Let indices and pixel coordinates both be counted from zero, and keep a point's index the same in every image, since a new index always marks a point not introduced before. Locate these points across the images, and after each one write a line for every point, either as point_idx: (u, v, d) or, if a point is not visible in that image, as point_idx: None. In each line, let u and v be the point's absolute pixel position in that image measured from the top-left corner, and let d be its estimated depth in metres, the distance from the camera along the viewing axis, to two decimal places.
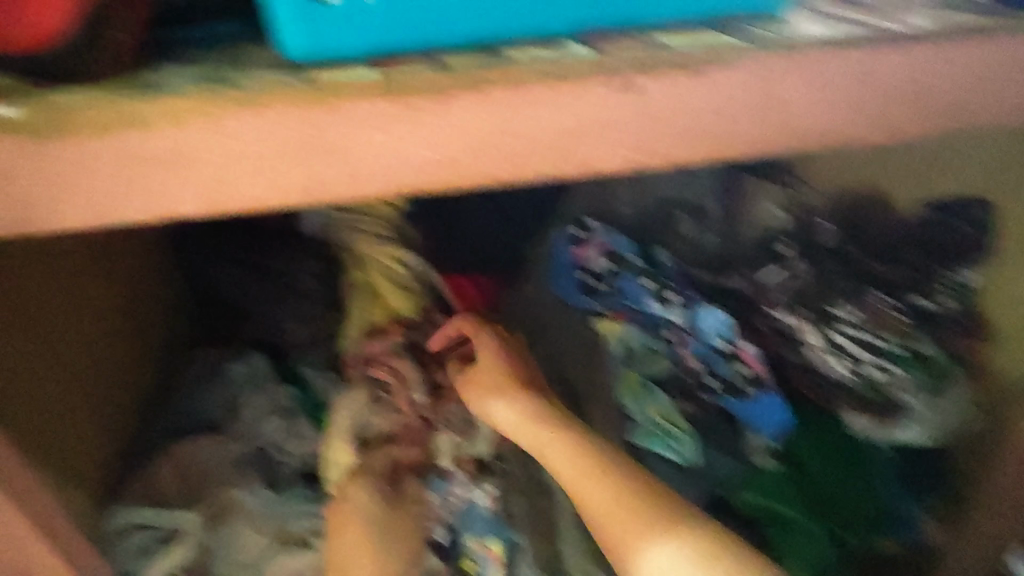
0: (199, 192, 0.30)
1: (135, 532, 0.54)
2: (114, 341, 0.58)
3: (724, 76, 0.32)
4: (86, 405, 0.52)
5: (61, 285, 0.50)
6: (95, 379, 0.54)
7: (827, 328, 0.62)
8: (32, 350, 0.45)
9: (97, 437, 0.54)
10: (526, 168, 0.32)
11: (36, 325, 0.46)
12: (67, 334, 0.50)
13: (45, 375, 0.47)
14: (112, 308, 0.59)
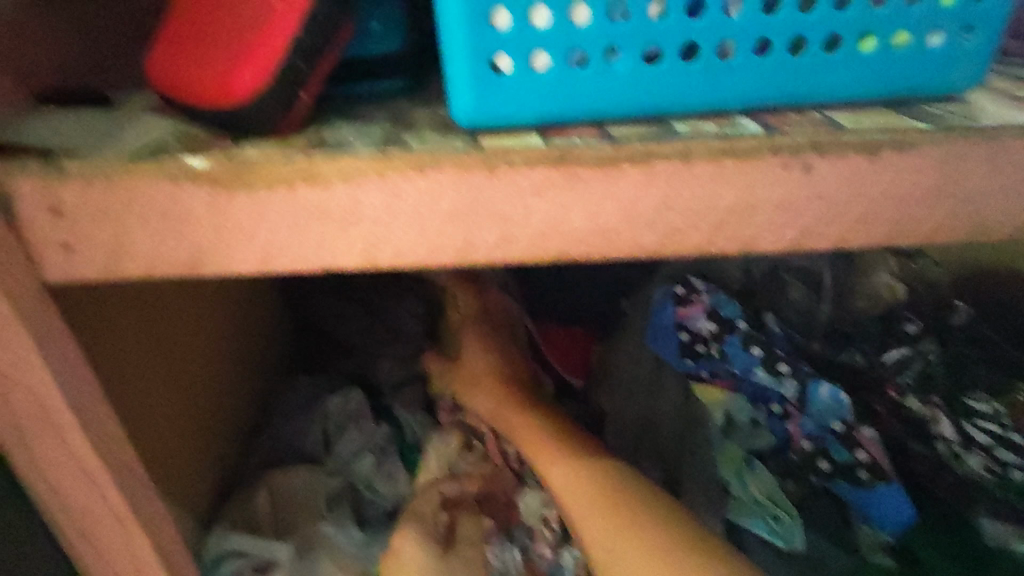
0: (358, 246, 0.30)
1: (227, 558, 0.53)
2: (231, 366, 0.60)
3: (908, 159, 0.30)
4: (205, 429, 0.54)
5: (191, 310, 0.52)
6: (214, 402, 0.56)
7: (962, 421, 0.57)
8: (165, 374, 0.47)
9: (211, 460, 0.55)
10: (683, 242, 0.31)
11: (170, 350, 0.48)
12: (195, 358, 0.53)
13: (175, 398, 0.48)
14: (232, 334, 0.61)
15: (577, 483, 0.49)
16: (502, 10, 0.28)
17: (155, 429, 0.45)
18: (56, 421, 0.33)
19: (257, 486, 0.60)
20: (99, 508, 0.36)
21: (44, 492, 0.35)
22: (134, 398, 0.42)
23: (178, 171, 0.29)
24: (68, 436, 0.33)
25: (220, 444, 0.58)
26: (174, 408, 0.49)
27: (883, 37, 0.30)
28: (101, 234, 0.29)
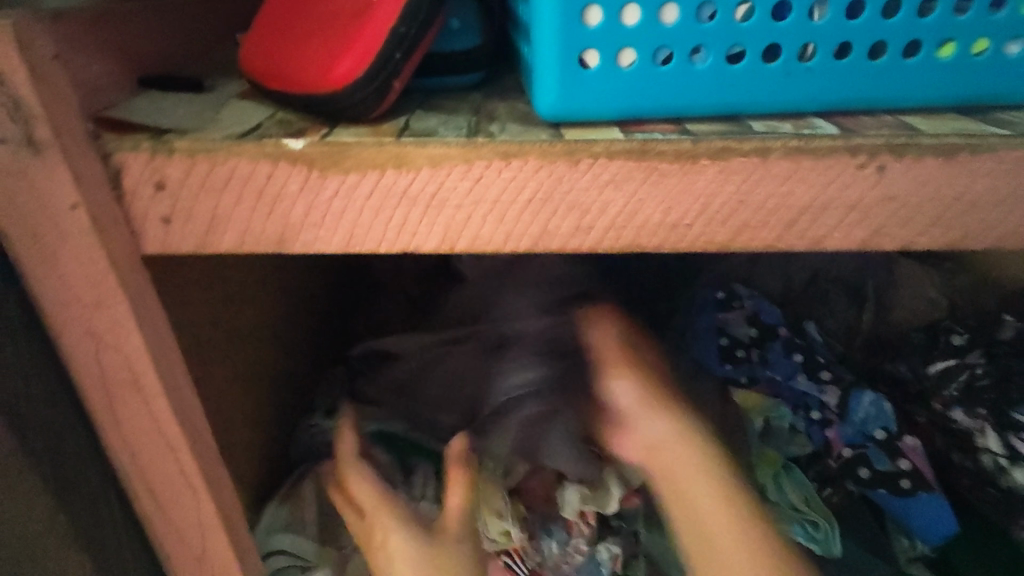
0: (439, 230, 0.31)
1: (273, 556, 0.52)
2: (285, 347, 0.62)
3: (982, 164, 0.30)
4: (262, 405, 0.55)
5: (254, 289, 0.54)
6: (270, 381, 0.57)
7: (1012, 435, 0.54)
8: (231, 351, 0.49)
9: (266, 438, 0.57)
10: (754, 237, 0.32)
11: (237, 327, 0.50)
12: (255, 335, 0.54)
13: (239, 373, 0.50)
14: (286, 316, 0.62)
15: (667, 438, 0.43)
16: (594, 6, 0.29)
17: (222, 402, 0.47)
18: (142, 387, 0.34)
19: (304, 468, 0.61)
20: (173, 474, 0.37)
21: (123, 457, 0.37)
22: (205, 372, 0.44)
23: (278, 152, 0.30)
24: (153, 403, 0.35)
25: (274, 422, 0.59)
26: (237, 389, 0.50)
27: (962, 45, 0.31)
28: (199, 209, 0.31)
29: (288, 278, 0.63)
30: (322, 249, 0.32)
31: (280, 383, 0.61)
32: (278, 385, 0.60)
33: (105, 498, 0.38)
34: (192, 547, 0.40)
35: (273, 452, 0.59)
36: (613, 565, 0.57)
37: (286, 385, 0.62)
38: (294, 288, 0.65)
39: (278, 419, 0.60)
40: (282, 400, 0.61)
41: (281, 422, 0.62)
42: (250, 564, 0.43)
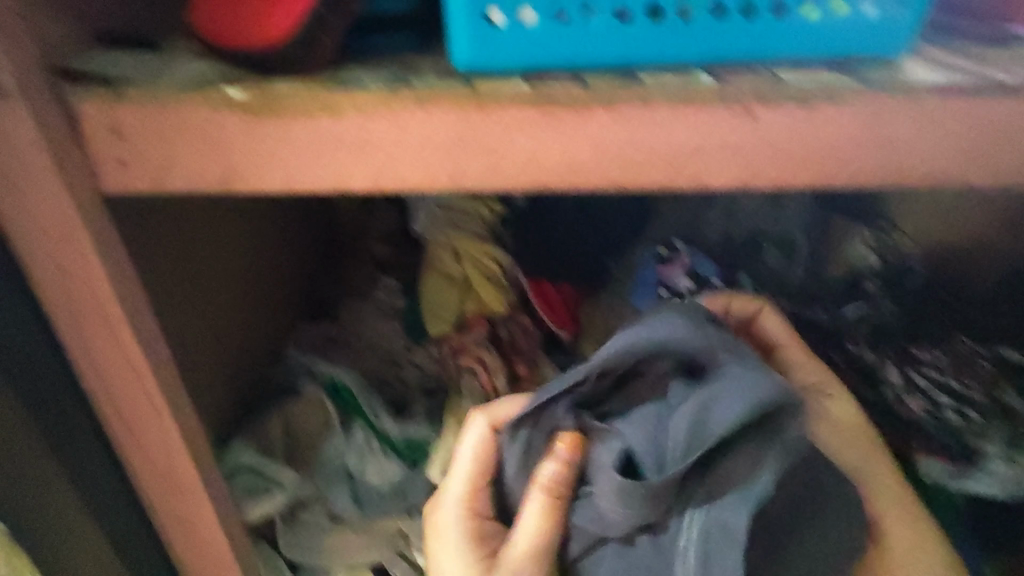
0: (369, 172, 0.36)
1: (238, 475, 0.58)
2: (250, 291, 0.65)
3: (838, 110, 0.34)
4: (227, 343, 0.59)
5: (218, 233, 0.57)
6: (235, 322, 0.61)
7: (908, 369, 0.61)
8: (195, 293, 0.52)
9: (231, 374, 0.60)
10: (645, 176, 0.36)
11: (200, 270, 0.53)
12: (219, 276, 0.57)
13: (202, 312, 0.54)
14: (252, 262, 0.66)
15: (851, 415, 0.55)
16: None
17: (184, 338, 0.51)
18: (107, 313, 0.38)
19: (268, 404, 0.66)
20: (140, 396, 0.42)
21: (93, 379, 0.41)
22: (169, 308, 0.48)
23: (220, 99, 0.34)
24: (117, 328, 0.39)
25: (241, 361, 0.63)
26: (202, 327, 0.54)
27: (823, 5, 0.36)
28: (153, 152, 0.35)
29: (254, 224, 0.66)
30: (266, 188, 0.36)
31: (246, 323, 0.64)
32: (244, 324, 0.64)
33: (78, 420, 0.42)
34: (159, 466, 0.45)
35: (238, 387, 0.63)
36: None
37: (253, 327, 0.66)
38: (262, 235, 0.69)
39: (244, 358, 0.64)
40: (249, 339, 0.65)
41: (248, 361, 0.65)
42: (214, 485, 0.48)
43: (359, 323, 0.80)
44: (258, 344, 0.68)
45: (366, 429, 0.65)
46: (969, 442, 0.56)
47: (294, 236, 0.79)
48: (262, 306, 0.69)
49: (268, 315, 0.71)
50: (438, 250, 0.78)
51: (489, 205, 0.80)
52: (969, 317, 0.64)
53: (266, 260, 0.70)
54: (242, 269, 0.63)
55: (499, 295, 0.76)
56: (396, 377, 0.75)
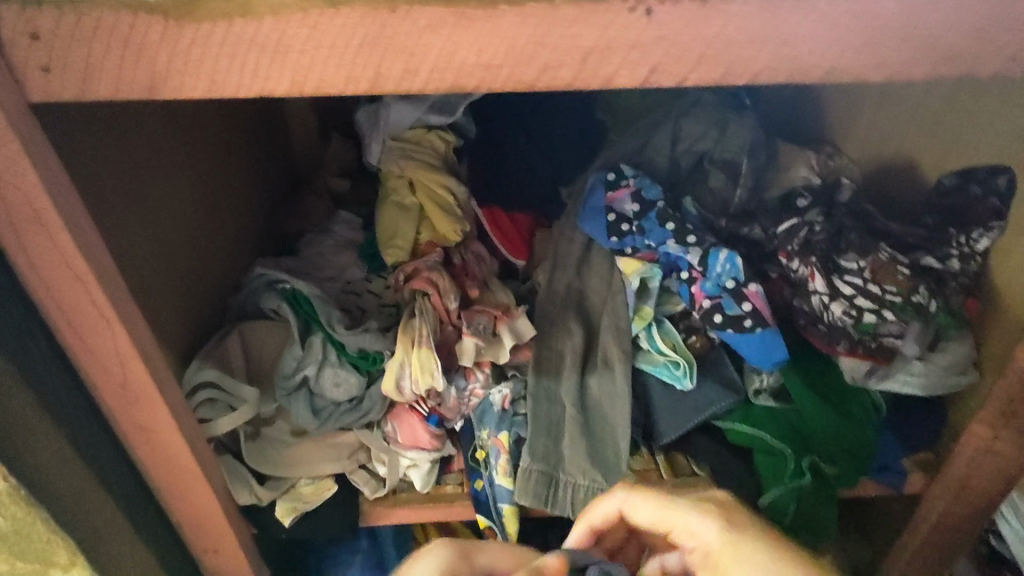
0: (288, 75, 0.37)
1: (198, 391, 0.60)
2: (198, 211, 0.66)
3: (732, 6, 0.36)
4: (174, 259, 0.60)
5: (152, 146, 0.58)
6: (182, 239, 0.62)
7: (835, 277, 0.63)
8: (135, 210, 0.53)
9: (183, 291, 0.61)
10: (555, 76, 0.38)
11: (136, 185, 0.54)
12: (158, 191, 0.58)
13: (144, 228, 0.55)
14: (198, 182, 0.66)
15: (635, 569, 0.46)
16: None
17: (130, 255, 0.52)
18: (44, 222, 0.40)
19: (226, 326, 0.67)
20: (87, 305, 0.44)
21: (41, 290, 0.43)
22: (107, 225, 0.49)
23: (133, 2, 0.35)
24: (57, 235, 0.41)
25: (193, 280, 0.64)
26: (145, 241, 0.55)
27: None
28: (74, 59, 0.36)
29: (192, 139, 0.65)
30: (191, 95, 0.38)
31: (195, 241, 0.65)
32: (193, 241, 0.64)
33: (31, 331, 0.44)
34: (114, 375, 0.48)
35: (196, 306, 0.64)
36: (503, 404, 0.68)
37: (205, 247, 0.67)
38: (205, 152, 0.68)
39: (198, 278, 0.65)
40: (201, 258, 0.66)
41: (205, 281, 0.67)
42: (171, 394, 0.51)
43: (317, 254, 0.80)
44: (215, 268, 0.69)
45: (326, 340, 0.66)
46: (884, 341, 0.63)
47: (248, 167, 0.80)
48: (215, 230, 0.70)
49: (223, 238, 0.71)
50: (393, 182, 0.78)
51: (441, 134, 0.79)
52: (892, 229, 0.68)
53: (211, 179, 0.69)
54: (183, 185, 0.63)
55: (455, 222, 0.75)
56: (355, 306, 0.74)
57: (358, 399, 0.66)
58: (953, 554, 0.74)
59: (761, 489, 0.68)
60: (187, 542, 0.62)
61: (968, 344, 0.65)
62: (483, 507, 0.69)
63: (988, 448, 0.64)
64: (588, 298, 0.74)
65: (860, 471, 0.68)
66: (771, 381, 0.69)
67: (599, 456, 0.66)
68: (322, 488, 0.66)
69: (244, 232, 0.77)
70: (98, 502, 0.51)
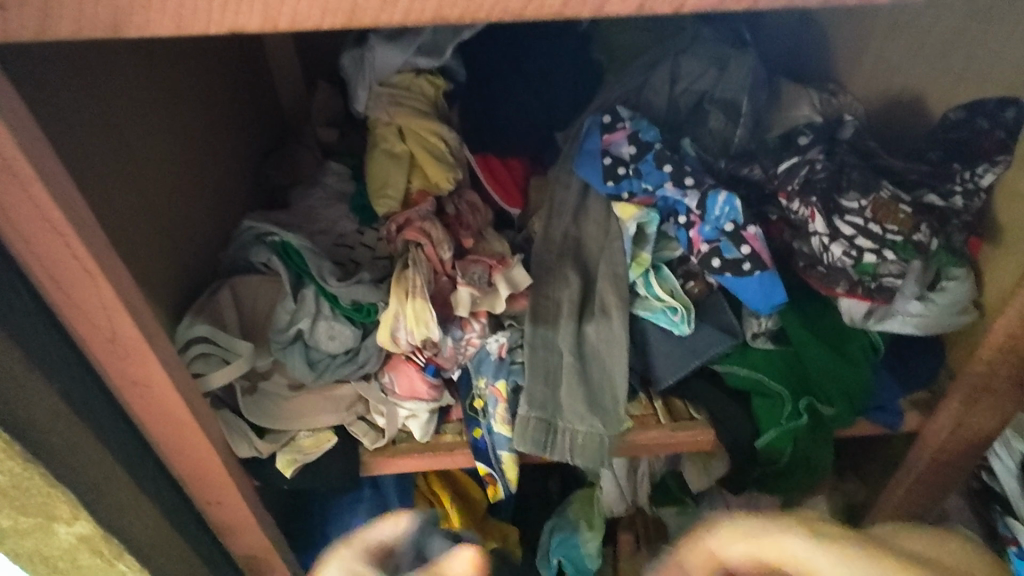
0: (258, 8, 0.35)
1: (191, 346, 0.59)
2: (182, 161, 0.64)
3: None
4: (159, 209, 0.58)
5: (126, 91, 0.55)
6: (165, 188, 0.60)
7: (835, 217, 0.62)
8: (112, 158, 0.52)
9: (170, 242, 0.60)
10: (544, 4, 0.36)
11: (110, 131, 0.52)
12: (136, 139, 0.56)
13: (122, 177, 0.53)
14: (179, 131, 0.64)
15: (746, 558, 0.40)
16: None
17: (108, 205, 0.51)
18: (14, 171, 0.38)
19: (218, 281, 0.66)
20: (68, 259, 0.43)
21: (19, 243, 0.42)
22: (83, 173, 0.48)
23: None
24: (27, 184, 0.39)
25: (180, 232, 0.62)
26: (124, 192, 0.53)
27: None
28: None
29: (169, 84, 0.62)
30: (156, 34, 0.35)
31: (180, 192, 0.63)
32: (176, 192, 0.62)
33: (12, 284, 0.43)
34: (103, 330, 0.47)
35: (184, 259, 0.63)
36: (500, 352, 0.68)
37: (190, 199, 0.65)
38: (183, 99, 0.65)
39: (185, 230, 0.63)
40: (187, 210, 0.64)
41: (193, 235, 0.65)
42: (163, 349, 0.50)
43: (307, 207, 0.78)
44: (203, 220, 0.67)
45: (318, 292, 0.65)
46: (884, 282, 0.61)
47: (232, 117, 0.77)
48: (201, 181, 0.67)
49: (210, 191, 0.69)
50: (381, 129, 0.76)
51: (431, 79, 0.77)
52: (897, 164, 0.65)
53: (192, 127, 0.66)
54: (162, 134, 0.60)
55: (446, 169, 0.73)
56: (348, 258, 0.73)
57: (353, 352, 0.65)
58: (945, 489, 0.76)
59: (756, 431, 0.69)
60: (189, 494, 0.62)
61: (968, 283, 0.64)
62: (483, 455, 0.69)
63: (985, 385, 0.64)
64: (586, 243, 0.72)
65: (858, 411, 0.68)
66: (770, 324, 0.69)
67: (597, 402, 0.66)
68: (321, 439, 0.67)
69: (231, 184, 0.75)
70: (96, 456, 0.51)
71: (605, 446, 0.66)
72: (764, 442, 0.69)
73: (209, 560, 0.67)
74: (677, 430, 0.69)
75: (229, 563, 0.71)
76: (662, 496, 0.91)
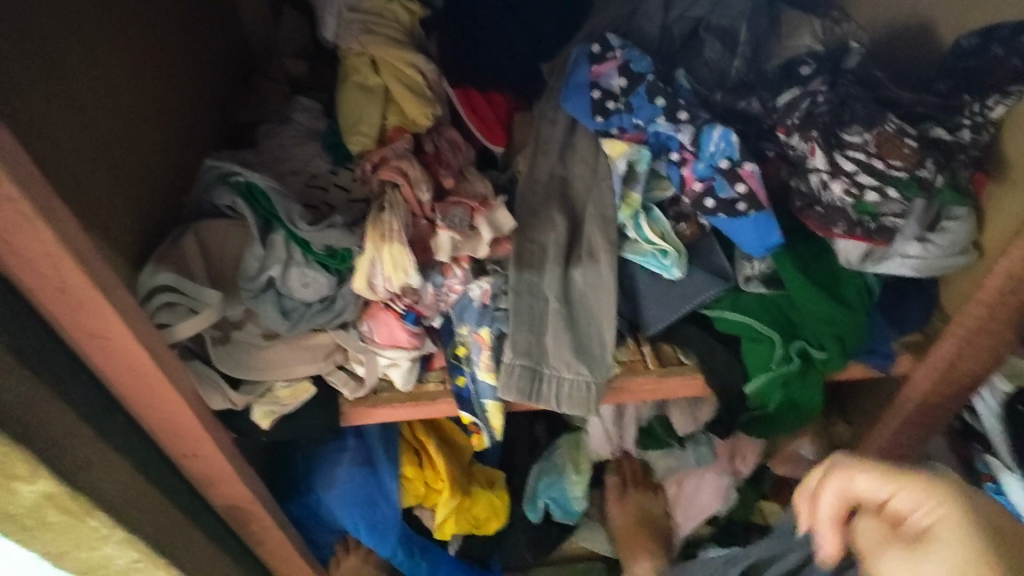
0: None
1: (154, 296, 0.55)
2: (134, 92, 0.58)
3: None
4: (108, 145, 0.54)
5: (63, 10, 0.50)
6: (115, 122, 0.55)
7: (836, 153, 0.58)
8: (48, 89, 0.47)
9: (125, 183, 0.56)
10: None
11: (44, 55, 0.47)
12: (78, 67, 0.51)
13: (62, 108, 0.48)
14: (128, 59, 0.58)
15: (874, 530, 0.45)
16: None
17: (46, 138, 0.46)
18: None
19: (181, 226, 0.62)
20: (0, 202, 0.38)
21: None
22: (13, 105, 0.43)
23: None
24: None
25: (137, 172, 0.58)
26: (63, 127, 0.48)
27: None
28: None
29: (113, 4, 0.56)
30: None
31: (132, 127, 0.58)
32: (129, 127, 0.57)
33: None
34: (50, 279, 0.43)
35: (142, 201, 0.58)
36: (483, 299, 0.65)
37: (145, 135, 0.60)
38: (131, 23, 0.59)
39: (143, 170, 0.59)
40: (142, 147, 0.59)
41: (150, 176, 0.60)
42: (116, 299, 0.46)
43: (276, 145, 0.72)
44: (161, 159, 0.62)
45: (288, 237, 0.61)
46: (884, 223, 0.59)
47: (191, 47, 0.71)
48: (157, 117, 0.62)
49: (168, 128, 0.64)
50: (352, 61, 0.71)
51: (407, 5, 0.72)
52: (903, 96, 0.61)
53: (143, 55, 0.61)
54: (109, 60, 0.55)
55: (423, 104, 0.68)
56: (321, 202, 0.68)
57: (328, 300, 0.62)
58: (929, 430, 0.76)
59: (746, 376, 0.68)
60: (163, 447, 0.60)
61: (969, 222, 0.62)
62: (467, 404, 0.67)
63: (981, 327, 0.64)
64: (573, 183, 0.68)
65: (851, 354, 0.67)
66: (762, 267, 0.66)
67: (584, 348, 0.64)
68: (299, 390, 0.64)
69: (192, 121, 0.70)
70: (55, 412, 0.48)
71: (593, 394, 0.64)
72: (753, 388, 0.68)
73: (188, 512, 0.65)
74: (664, 375, 0.68)
75: (211, 513, 0.70)
76: (650, 441, 0.90)
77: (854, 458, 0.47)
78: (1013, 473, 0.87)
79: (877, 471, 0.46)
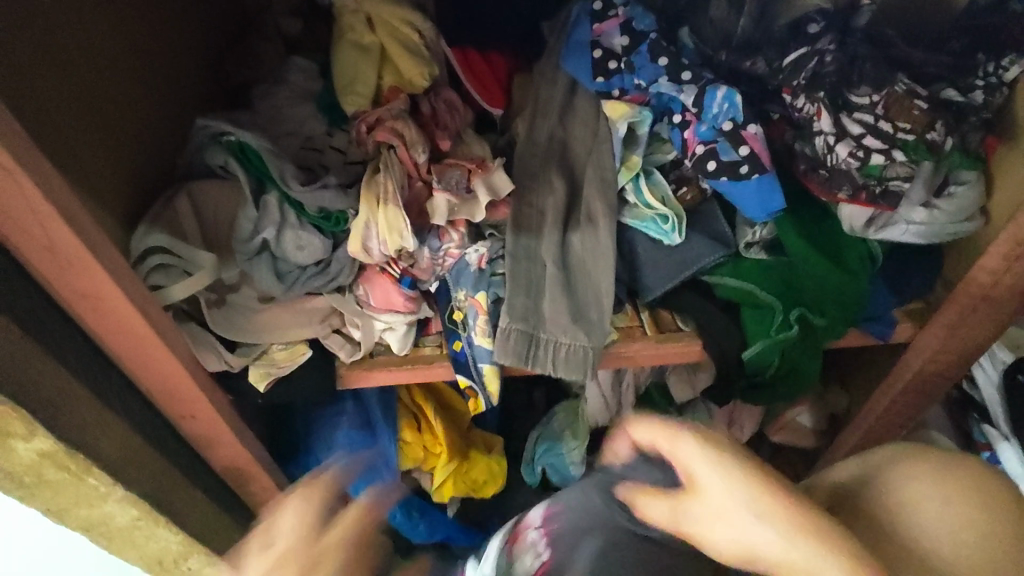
0: None
1: (150, 257, 0.54)
2: (119, 46, 0.57)
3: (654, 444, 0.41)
4: (93, 101, 0.52)
5: None
6: (100, 76, 0.53)
7: (843, 115, 0.57)
8: (29, 39, 0.45)
9: (114, 142, 0.55)
10: None
11: (34, 7, 0.46)
12: (63, 17, 0.49)
13: (44, 60, 0.47)
14: (112, 10, 0.56)
15: (917, 487, 0.40)
16: None
17: (33, 96, 0.45)
18: None
19: (175, 186, 0.61)
20: None
21: None
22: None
23: None
24: None
25: (127, 131, 0.57)
26: (44, 81, 0.46)
27: None
28: None
29: None
30: None
31: (119, 83, 0.56)
32: (115, 84, 0.56)
33: None
34: (37, 238, 0.43)
35: (132, 162, 0.57)
36: (480, 263, 0.64)
37: (133, 93, 0.58)
38: None
39: (132, 128, 0.58)
40: (130, 105, 0.58)
41: (140, 135, 0.59)
42: (104, 258, 0.45)
43: (271, 106, 0.71)
44: (151, 118, 0.61)
45: (282, 199, 0.60)
46: (890, 186, 0.58)
47: (182, 2, 0.68)
48: (143, 73, 0.60)
49: (157, 87, 0.62)
50: (346, 19, 0.69)
51: None
52: (914, 56, 0.58)
53: (129, 8, 0.58)
54: (93, 13, 0.53)
55: (419, 64, 0.67)
56: (316, 163, 0.67)
57: (323, 265, 0.62)
58: (927, 399, 0.76)
59: (744, 342, 0.67)
60: (160, 408, 0.60)
61: (978, 188, 0.61)
62: (463, 368, 0.67)
63: (983, 295, 0.63)
64: (573, 146, 0.67)
65: (851, 320, 0.66)
66: (764, 233, 0.66)
67: (582, 314, 0.63)
68: (295, 352, 0.65)
69: (183, 80, 0.68)
70: (48, 371, 0.49)
71: (591, 360, 0.64)
72: (750, 355, 0.67)
73: (186, 472, 0.66)
74: (663, 343, 0.67)
75: (210, 474, 0.71)
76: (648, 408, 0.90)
77: (917, 466, 0.41)
78: (1008, 442, 0.87)
79: (930, 481, 0.39)
